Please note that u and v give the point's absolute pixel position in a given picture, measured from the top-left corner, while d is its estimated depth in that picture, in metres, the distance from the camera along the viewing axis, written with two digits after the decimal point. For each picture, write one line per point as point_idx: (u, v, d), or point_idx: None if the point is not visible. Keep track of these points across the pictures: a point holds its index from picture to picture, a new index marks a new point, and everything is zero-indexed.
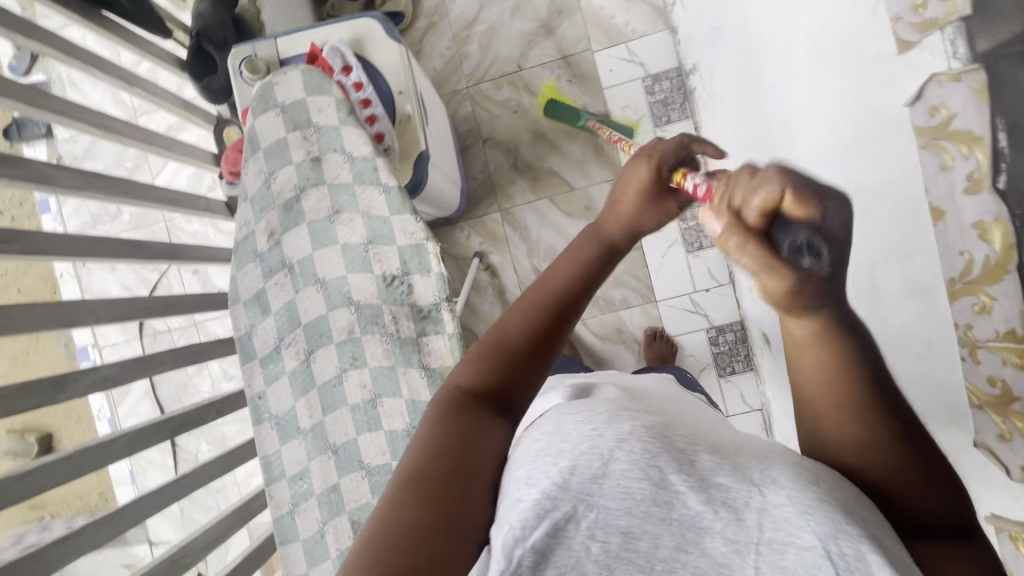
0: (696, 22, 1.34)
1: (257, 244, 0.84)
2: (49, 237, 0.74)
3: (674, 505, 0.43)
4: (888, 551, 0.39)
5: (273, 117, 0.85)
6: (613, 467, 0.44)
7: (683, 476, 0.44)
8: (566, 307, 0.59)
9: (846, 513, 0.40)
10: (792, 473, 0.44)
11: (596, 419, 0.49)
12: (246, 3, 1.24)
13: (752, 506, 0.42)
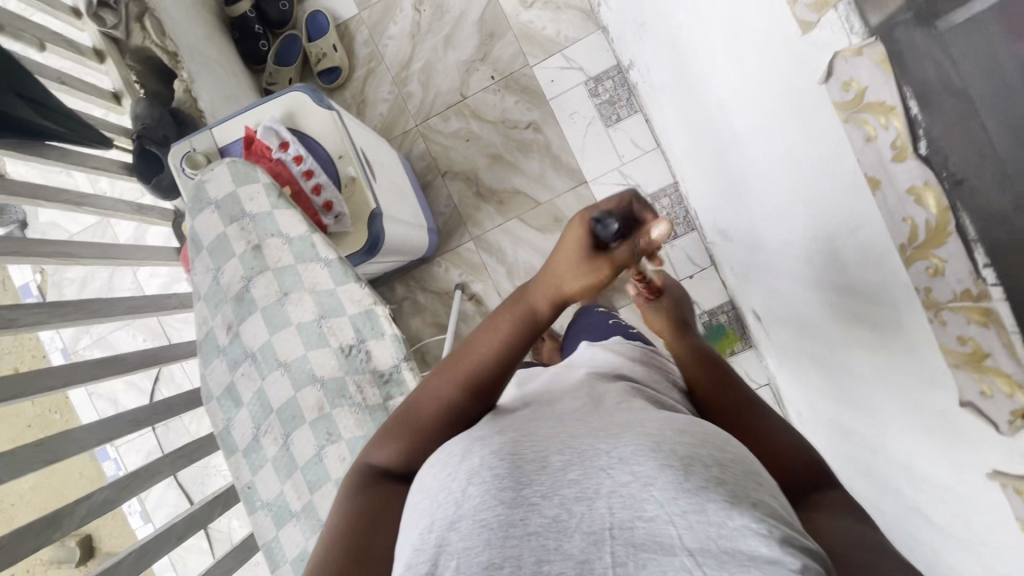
0: (623, 20, 1.35)
1: (219, 339, 0.87)
2: (20, 377, 0.75)
3: (530, 518, 0.41)
4: (732, 491, 0.40)
5: (210, 214, 0.88)
6: (464, 509, 0.42)
7: (532, 486, 0.42)
8: (482, 383, 0.60)
9: (685, 467, 0.41)
10: (638, 441, 0.44)
11: (450, 461, 0.47)
12: (182, 95, 1.26)
13: (603, 492, 0.41)
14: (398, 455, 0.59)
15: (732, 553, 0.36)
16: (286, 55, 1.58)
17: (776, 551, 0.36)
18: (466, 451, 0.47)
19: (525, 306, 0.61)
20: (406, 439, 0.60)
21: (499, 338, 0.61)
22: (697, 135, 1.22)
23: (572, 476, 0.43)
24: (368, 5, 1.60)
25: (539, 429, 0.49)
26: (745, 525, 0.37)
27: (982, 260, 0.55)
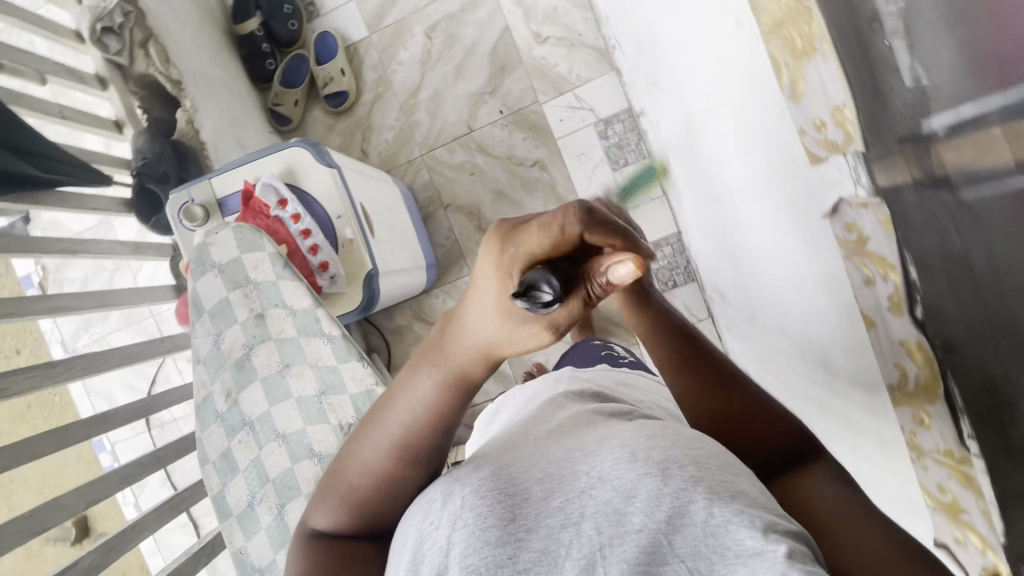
0: (637, 70, 1.32)
1: (217, 405, 0.88)
2: (12, 447, 0.76)
3: (520, 553, 0.40)
4: (710, 488, 0.40)
5: (212, 277, 0.90)
6: (452, 555, 0.41)
7: (515, 519, 0.41)
8: (415, 454, 0.57)
9: (661, 473, 0.41)
10: (617, 450, 0.44)
11: (432, 502, 0.45)
12: (184, 126, 1.25)
13: (588, 515, 0.41)
14: (343, 520, 0.60)
15: (721, 553, 0.37)
16: (294, 77, 1.56)
17: (759, 542, 0.36)
18: (446, 490, 0.45)
19: (455, 367, 0.54)
20: (346, 503, 0.59)
21: (428, 403, 0.55)
22: (703, 199, 1.20)
23: (556, 505, 0.42)
24: (378, 29, 1.57)
25: (518, 458, 0.48)
26: (727, 523, 0.38)
27: (967, 431, 0.54)
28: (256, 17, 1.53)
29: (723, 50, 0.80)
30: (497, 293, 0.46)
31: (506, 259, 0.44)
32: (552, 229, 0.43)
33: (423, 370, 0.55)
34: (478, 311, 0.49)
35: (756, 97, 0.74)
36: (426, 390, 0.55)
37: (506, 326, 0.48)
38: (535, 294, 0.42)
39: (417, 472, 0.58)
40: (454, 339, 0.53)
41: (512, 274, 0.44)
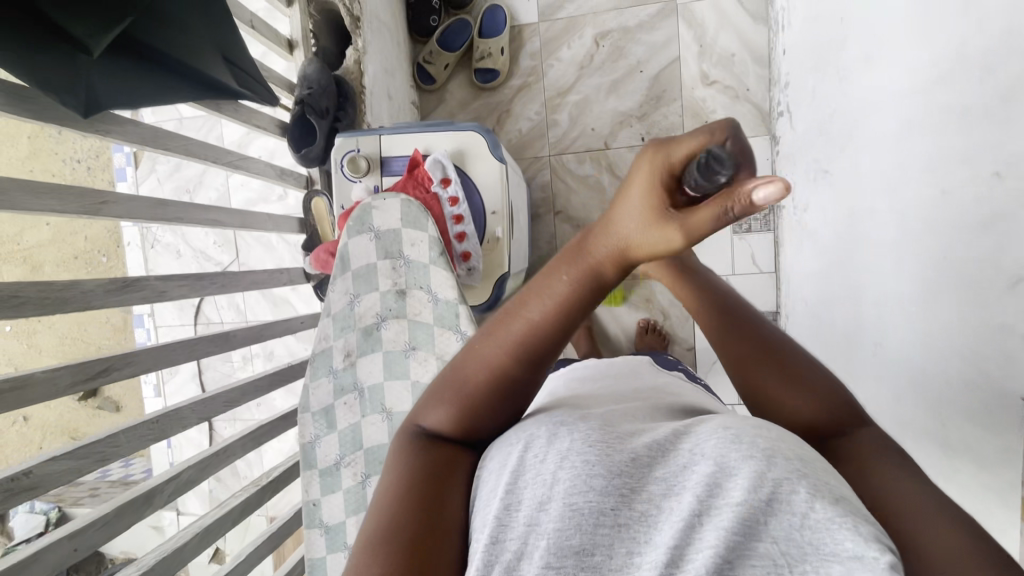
0: (802, 148, 1.28)
1: (333, 361, 0.87)
2: (155, 352, 0.76)
3: (622, 508, 0.37)
4: (814, 484, 0.35)
5: (366, 240, 0.89)
6: (555, 491, 0.38)
7: (625, 475, 0.38)
8: (538, 352, 0.46)
9: (767, 457, 0.36)
10: (721, 428, 0.39)
11: (535, 439, 0.42)
12: (353, 67, 1.24)
13: (688, 485, 0.37)
14: (451, 422, 0.49)
15: (818, 551, 0.33)
16: (453, 40, 1.54)
17: (862, 547, 0.32)
18: (552, 430, 0.42)
19: (593, 265, 0.43)
20: (457, 404, 0.49)
21: (559, 305, 0.44)
22: (834, 299, 1.18)
23: (659, 473, 0.38)
24: (549, 19, 1.53)
25: (621, 423, 0.44)
26: (832, 522, 0.33)
27: None
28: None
29: (952, 188, 0.77)
30: (643, 206, 0.39)
31: (657, 169, 0.37)
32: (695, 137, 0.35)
33: (556, 266, 0.45)
34: (620, 216, 0.40)
35: (983, 253, 0.71)
36: (556, 291, 0.44)
37: (647, 236, 0.39)
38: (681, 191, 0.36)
39: (536, 375, 0.48)
40: (593, 235, 0.43)
41: (660, 180, 0.37)
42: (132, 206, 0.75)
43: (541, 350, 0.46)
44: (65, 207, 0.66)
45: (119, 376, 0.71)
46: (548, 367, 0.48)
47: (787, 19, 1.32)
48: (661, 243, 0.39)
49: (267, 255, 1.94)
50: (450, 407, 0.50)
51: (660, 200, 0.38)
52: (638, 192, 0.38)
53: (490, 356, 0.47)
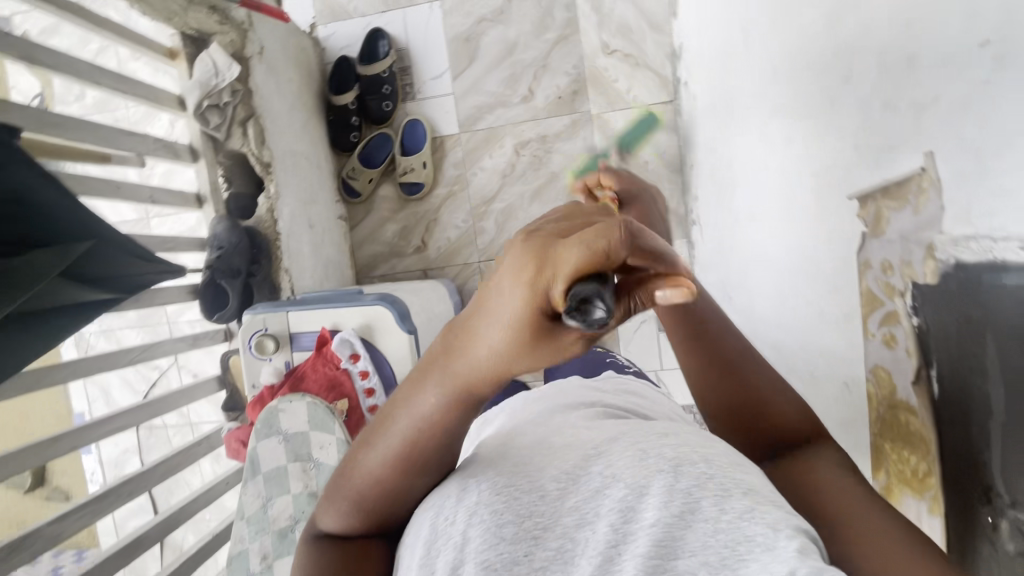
0: (712, 262, 1.35)
1: (250, 563, 0.88)
2: None
3: (536, 552, 0.34)
4: (720, 486, 0.35)
5: (275, 442, 0.90)
6: (463, 553, 0.35)
7: (531, 517, 0.35)
8: (426, 461, 0.41)
9: (675, 469, 0.36)
10: (627, 443, 0.38)
11: (441, 496, 0.39)
12: (265, 213, 1.25)
13: (603, 513, 0.35)
14: (342, 525, 0.44)
15: (735, 549, 0.33)
16: (374, 156, 1.56)
17: (775, 537, 0.33)
18: (454, 483, 0.39)
19: (462, 384, 0.37)
20: (349, 512, 0.44)
21: (441, 419, 0.39)
22: None
23: (570, 501, 0.36)
24: (469, 130, 1.56)
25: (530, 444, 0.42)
26: (742, 523, 0.34)
27: None
28: (354, 89, 1.52)
29: (818, 374, 0.82)
30: (520, 311, 0.32)
31: (542, 269, 0.31)
32: (593, 237, 0.30)
33: (422, 376, 0.39)
34: (485, 336, 0.34)
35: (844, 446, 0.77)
36: (426, 405, 0.39)
37: (528, 348, 0.33)
38: (571, 305, 0.30)
39: (433, 473, 0.42)
40: (456, 349, 0.37)
41: (541, 285, 0.31)
42: None
43: (432, 461, 0.41)
44: None
45: None
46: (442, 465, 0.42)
47: (691, 137, 1.38)
48: (545, 355, 0.33)
49: (206, 358, 1.91)
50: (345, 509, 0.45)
51: (543, 311, 0.31)
52: (507, 297, 0.32)
53: (373, 472, 0.42)
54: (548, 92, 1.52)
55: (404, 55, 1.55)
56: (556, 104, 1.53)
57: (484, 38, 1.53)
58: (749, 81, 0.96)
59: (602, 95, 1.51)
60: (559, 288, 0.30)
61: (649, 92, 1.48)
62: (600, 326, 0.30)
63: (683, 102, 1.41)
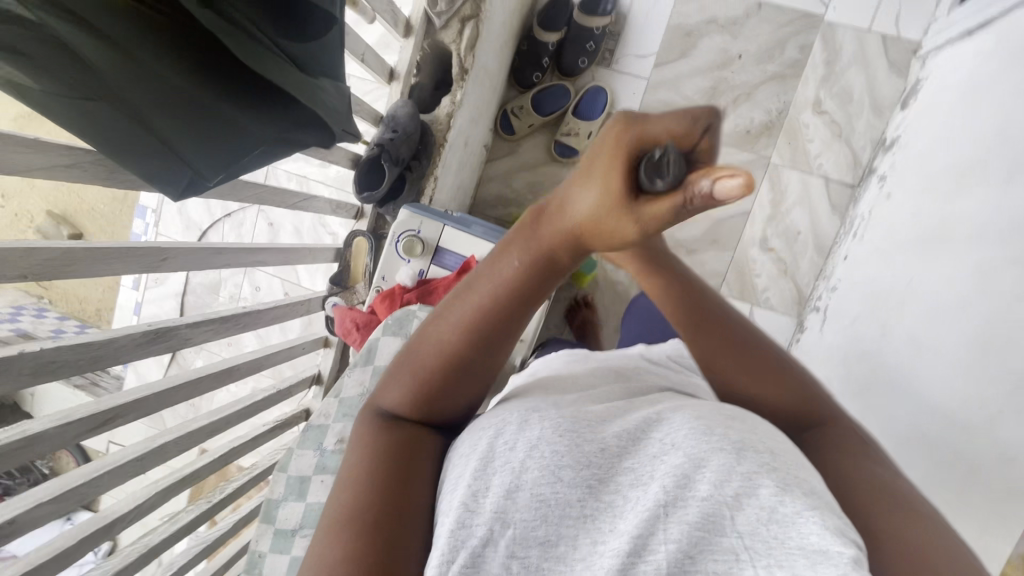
0: (822, 356, 1.33)
1: (325, 439, 0.90)
2: (162, 397, 0.77)
3: (588, 499, 0.40)
4: (781, 479, 0.37)
5: (397, 342, 0.90)
6: (522, 480, 0.40)
7: (592, 464, 0.40)
8: (491, 324, 0.49)
9: (737, 452, 0.38)
10: (692, 422, 0.41)
11: (507, 428, 0.44)
12: (443, 117, 1.21)
13: (658, 475, 0.39)
14: (408, 403, 0.52)
15: (782, 542, 0.35)
16: (547, 107, 1.51)
17: (826, 540, 0.34)
18: (523, 418, 0.44)
19: (547, 252, 0.46)
20: (414, 381, 0.52)
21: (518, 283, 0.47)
22: None
23: (629, 460, 0.41)
24: None
25: (593, 407, 0.47)
26: (798, 515, 0.35)
27: None
28: (559, 32, 1.45)
29: None
30: (601, 196, 0.39)
31: (623, 144, 0.36)
32: (672, 125, 0.35)
33: (509, 244, 0.48)
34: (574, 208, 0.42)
35: None
36: (507, 269, 0.48)
37: (605, 219, 0.40)
38: (646, 174, 0.36)
39: (492, 339, 0.50)
40: (551, 224, 0.45)
41: (619, 164, 0.37)
42: (188, 260, 0.73)
43: (498, 319, 0.49)
44: (124, 270, 0.64)
45: (123, 423, 0.72)
46: (503, 332, 0.50)
47: (860, 231, 1.34)
48: (613, 226, 0.40)
49: (288, 213, 1.91)
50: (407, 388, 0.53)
51: (618, 193, 0.37)
52: (592, 171, 0.40)
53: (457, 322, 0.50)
54: (740, 121, 1.46)
55: (620, 20, 1.49)
56: (742, 136, 1.46)
57: (705, 40, 1.46)
58: (987, 218, 0.92)
59: (790, 149, 1.45)
60: (642, 159, 0.36)
61: (836, 168, 1.43)
62: (662, 186, 0.35)
63: (869, 193, 1.36)
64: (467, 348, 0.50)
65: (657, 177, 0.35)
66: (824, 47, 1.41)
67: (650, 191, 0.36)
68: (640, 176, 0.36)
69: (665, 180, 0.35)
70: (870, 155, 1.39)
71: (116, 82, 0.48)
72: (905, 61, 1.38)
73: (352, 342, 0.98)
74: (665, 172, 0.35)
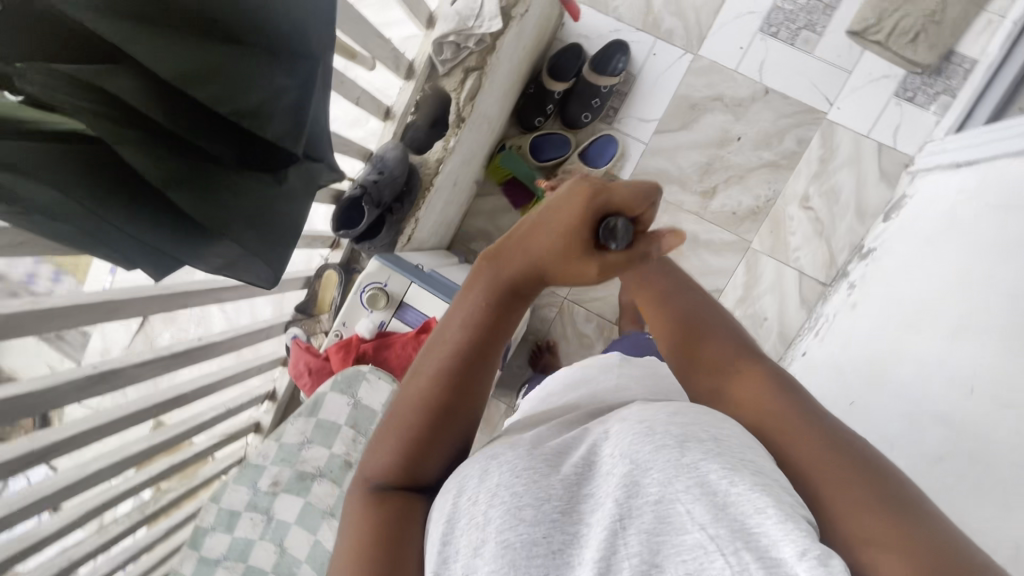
0: None
1: (261, 479, 0.93)
2: (86, 434, 0.81)
3: (553, 534, 0.36)
4: (729, 460, 0.36)
5: (343, 401, 0.95)
6: (486, 532, 0.37)
7: (552, 496, 0.38)
8: (470, 363, 0.48)
9: (680, 445, 0.37)
10: (635, 425, 0.39)
11: (470, 478, 0.41)
12: (432, 162, 1.19)
13: (609, 490, 0.37)
14: (390, 470, 0.46)
15: (741, 529, 0.33)
16: (546, 153, 1.50)
17: (781, 515, 0.33)
18: (484, 466, 0.41)
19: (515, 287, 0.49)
20: (392, 446, 0.47)
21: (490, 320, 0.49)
22: None
23: (586, 487, 0.39)
24: None
25: (553, 439, 0.45)
26: (742, 496, 0.34)
27: None
28: (567, 82, 1.44)
29: None
30: (570, 237, 0.45)
31: (585, 204, 0.44)
32: (631, 190, 0.43)
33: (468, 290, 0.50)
34: (540, 246, 0.48)
35: None
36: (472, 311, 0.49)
37: (575, 257, 0.46)
38: (603, 236, 0.44)
39: (473, 378, 0.49)
40: (516, 263, 0.49)
41: (581, 219, 0.44)
42: (142, 306, 0.74)
43: (476, 357, 0.49)
44: (74, 325, 0.65)
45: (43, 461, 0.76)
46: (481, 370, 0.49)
47: (822, 331, 1.35)
48: (578, 267, 0.46)
49: None
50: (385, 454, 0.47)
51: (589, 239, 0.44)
52: (552, 222, 0.46)
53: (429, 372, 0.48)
54: (728, 202, 1.48)
55: (630, 80, 1.49)
56: (728, 217, 1.48)
57: (708, 116, 1.47)
58: (931, 365, 0.95)
59: (772, 238, 1.47)
60: (605, 210, 0.44)
61: (812, 264, 1.46)
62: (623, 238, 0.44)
63: (837, 296, 1.37)
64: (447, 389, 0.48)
65: (622, 230, 0.43)
66: (821, 145, 1.43)
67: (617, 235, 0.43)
68: (609, 226, 0.44)
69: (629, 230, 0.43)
70: (846, 258, 1.42)
71: (45, 203, 0.39)
72: (896, 173, 1.40)
73: (303, 387, 1.02)
74: (625, 234, 0.44)
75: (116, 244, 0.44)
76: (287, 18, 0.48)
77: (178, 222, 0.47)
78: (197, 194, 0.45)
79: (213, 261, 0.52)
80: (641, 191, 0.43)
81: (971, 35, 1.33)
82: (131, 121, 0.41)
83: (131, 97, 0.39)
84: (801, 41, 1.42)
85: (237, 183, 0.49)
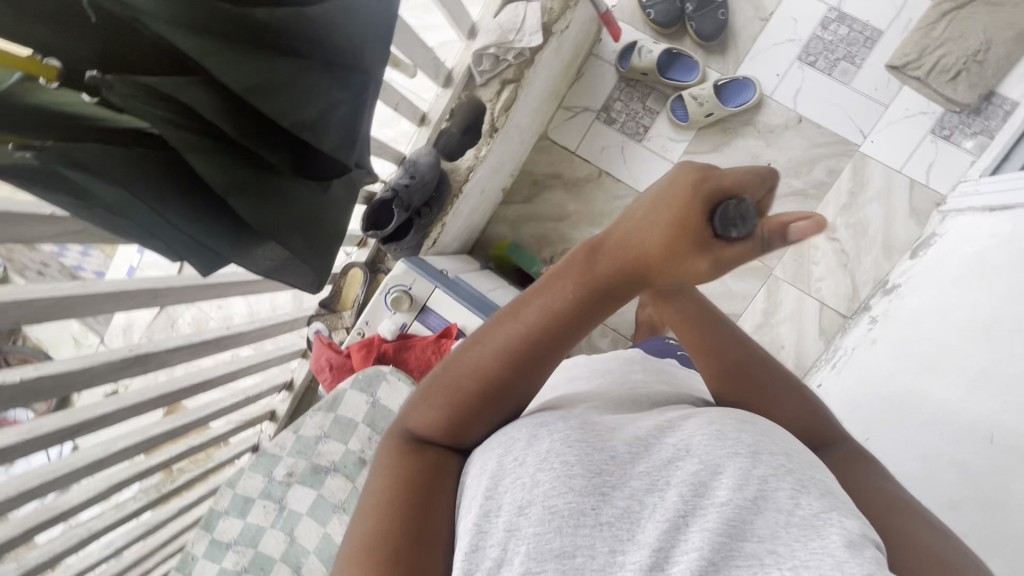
0: None
1: (276, 469, 0.96)
2: (110, 415, 0.83)
3: (602, 506, 0.38)
4: (798, 480, 0.39)
5: (363, 399, 0.98)
6: (533, 493, 0.39)
7: (602, 472, 0.39)
8: (535, 352, 0.47)
9: (752, 455, 0.39)
10: (705, 425, 0.42)
11: (514, 446, 0.43)
12: (462, 168, 1.21)
13: (674, 484, 0.39)
14: (439, 425, 0.47)
15: (803, 546, 0.35)
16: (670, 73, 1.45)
17: (845, 535, 0.35)
18: (531, 433, 0.43)
19: (593, 283, 0.46)
20: (447, 404, 0.47)
21: (567, 313, 0.46)
22: None
23: (639, 467, 0.40)
24: None
25: (603, 420, 0.47)
26: (818, 518, 0.36)
27: None
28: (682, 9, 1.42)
29: None
30: (667, 228, 0.43)
31: (695, 193, 0.42)
32: (745, 176, 0.41)
33: (557, 275, 0.47)
34: (633, 237, 0.45)
35: None
36: (557, 300, 0.46)
37: (669, 251, 0.43)
38: (720, 224, 0.41)
39: (537, 372, 0.48)
40: (605, 249, 0.46)
41: (698, 205, 0.41)
42: (179, 295, 0.77)
43: (545, 348, 0.47)
44: (113, 310, 0.68)
45: (67, 439, 0.78)
46: (550, 361, 0.48)
47: (840, 363, 1.34)
48: (688, 262, 0.43)
49: None
50: (438, 411, 0.48)
51: (697, 227, 0.41)
52: (664, 212, 0.43)
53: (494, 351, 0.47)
54: None
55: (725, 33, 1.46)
56: None
57: (739, 141, 1.47)
58: (953, 410, 0.94)
59: (794, 266, 1.46)
60: (718, 201, 0.42)
61: (834, 296, 1.45)
62: (740, 231, 0.41)
63: (858, 329, 1.36)
64: (511, 375, 0.47)
65: (739, 225, 0.41)
66: (851, 177, 1.42)
67: (728, 233, 0.41)
68: (719, 217, 0.41)
69: (747, 228, 0.41)
70: (869, 293, 1.41)
71: (112, 198, 0.42)
72: (926, 211, 1.39)
73: (323, 380, 1.05)
74: (746, 226, 0.41)
75: (169, 238, 0.47)
76: (347, 33, 0.50)
77: (230, 225, 0.50)
78: (255, 201, 0.48)
79: (258, 259, 0.55)
80: (759, 181, 0.42)
81: (1012, 77, 1.32)
82: (199, 131, 0.43)
83: (205, 109, 0.41)
84: (839, 71, 1.41)
85: (289, 190, 0.51)
